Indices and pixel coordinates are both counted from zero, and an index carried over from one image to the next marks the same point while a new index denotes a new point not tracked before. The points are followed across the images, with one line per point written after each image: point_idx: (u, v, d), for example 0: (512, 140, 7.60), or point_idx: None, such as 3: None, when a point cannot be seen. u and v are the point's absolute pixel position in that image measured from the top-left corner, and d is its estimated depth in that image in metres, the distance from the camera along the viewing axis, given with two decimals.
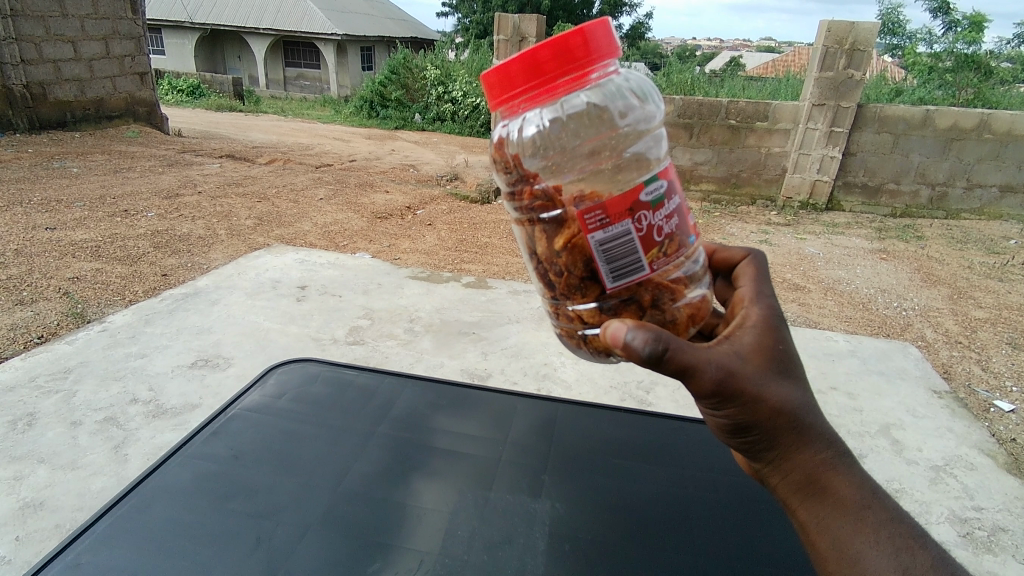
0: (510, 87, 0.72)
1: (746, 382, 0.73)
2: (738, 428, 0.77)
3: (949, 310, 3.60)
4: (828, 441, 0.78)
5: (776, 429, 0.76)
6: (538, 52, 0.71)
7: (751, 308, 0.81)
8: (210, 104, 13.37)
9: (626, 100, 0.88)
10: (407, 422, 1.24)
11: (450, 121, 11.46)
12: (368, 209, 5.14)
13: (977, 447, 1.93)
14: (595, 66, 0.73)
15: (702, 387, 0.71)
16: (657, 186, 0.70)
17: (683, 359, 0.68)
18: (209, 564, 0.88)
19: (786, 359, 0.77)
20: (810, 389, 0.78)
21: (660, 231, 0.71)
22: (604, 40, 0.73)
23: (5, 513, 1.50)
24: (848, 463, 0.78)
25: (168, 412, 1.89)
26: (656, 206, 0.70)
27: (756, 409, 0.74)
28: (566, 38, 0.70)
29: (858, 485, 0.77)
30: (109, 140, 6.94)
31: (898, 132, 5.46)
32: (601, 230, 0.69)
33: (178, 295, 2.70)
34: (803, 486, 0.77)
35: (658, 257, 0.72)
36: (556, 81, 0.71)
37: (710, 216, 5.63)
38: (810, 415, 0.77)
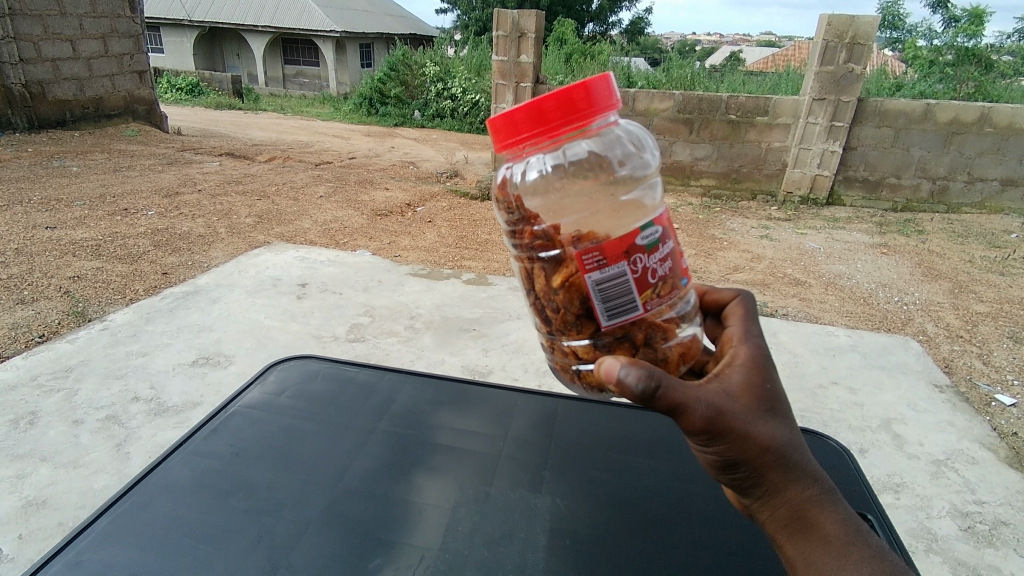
0: (515, 133, 0.73)
1: (734, 420, 0.74)
2: (727, 464, 0.78)
3: (950, 305, 3.60)
4: (814, 478, 0.79)
5: (763, 465, 0.77)
6: (544, 102, 0.72)
7: (740, 347, 0.83)
8: (210, 101, 13.33)
9: (625, 148, 0.91)
10: (408, 417, 1.24)
11: (450, 117, 11.44)
12: (368, 206, 5.14)
13: (978, 441, 1.93)
14: (596, 117, 0.74)
15: (693, 423, 0.72)
16: (652, 231, 0.70)
17: (675, 396, 0.69)
18: (210, 561, 0.88)
19: (772, 397, 0.78)
20: (797, 427, 0.80)
21: (654, 273, 0.72)
22: (606, 94, 0.74)
23: (7, 511, 1.50)
24: (834, 499, 0.79)
25: (169, 410, 1.90)
26: (651, 250, 0.70)
27: (744, 446, 0.75)
28: (569, 91, 0.71)
29: (842, 521, 0.78)
30: (108, 139, 6.94)
31: (899, 126, 5.45)
32: (598, 271, 0.69)
33: (178, 294, 2.69)
34: (790, 520, 0.78)
35: (652, 298, 0.72)
36: (559, 130, 0.72)
37: (710, 212, 5.63)
38: (797, 452, 0.78)
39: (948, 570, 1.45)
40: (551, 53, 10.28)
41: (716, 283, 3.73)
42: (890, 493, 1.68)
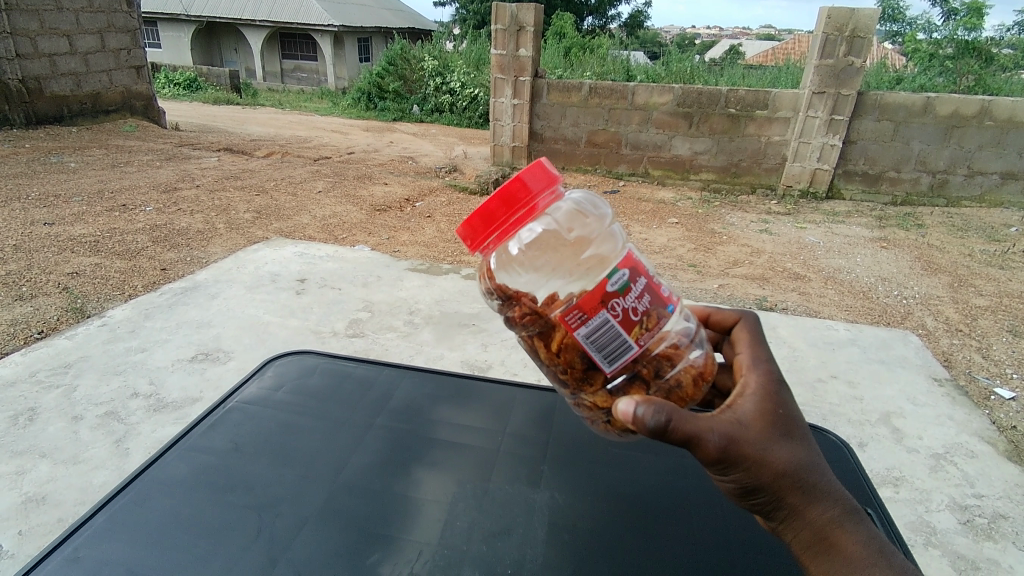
0: (479, 239, 0.80)
1: (748, 448, 0.76)
2: (747, 492, 0.80)
3: (949, 298, 3.60)
4: (834, 499, 0.80)
5: (782, 490, 0.78)
6: (489, 205, 0.79)
7: (751, 375, 0.85)
8: (208, 97, 13.29)
9: (574, 213, 0.94)
10: (406, 413, 1.24)
11: (449, 111, 11.41)
12: (367, 201, 5.13)
13: (977, 434, 1.93)
14: (540, 202, 0.80)
15: (708, 453, 0.74)
16: (620, 275, 0.72)
17: (688, 428, 0.71)
18: (208, 556, 0.88)
19: (786, 421, 0.80)
20: (814, 450, 0.81)
21: (636, 311, 0.73)
22: (544, 176, 0.80)
23: (7, 507, 1.50)
24: (856, 519, 0.79)
25: (169, 406, 1.89)
26: (624, 292, 0.72)
27: (761, 472, 0.77)
28: (508, 189, 0.78)
29: (865, 542, 0.78)
30: (106, 135, 6.92)
31: (898, 120, 5.43)
32: (583, 327, 0.72)
33: (177, 289, 2.69)
34: (813, 542, 0.78)
35: (642, 334, 0.75)
36: (513, 225, 0.79)
37: (710, 206, 5.62)
38: (814, 474, 0.79)
39: (947, 564, 1.45)
40: (550, 47, 10.23)
41: (716, 278, 3.74)
42: (889, 487, 1.68)
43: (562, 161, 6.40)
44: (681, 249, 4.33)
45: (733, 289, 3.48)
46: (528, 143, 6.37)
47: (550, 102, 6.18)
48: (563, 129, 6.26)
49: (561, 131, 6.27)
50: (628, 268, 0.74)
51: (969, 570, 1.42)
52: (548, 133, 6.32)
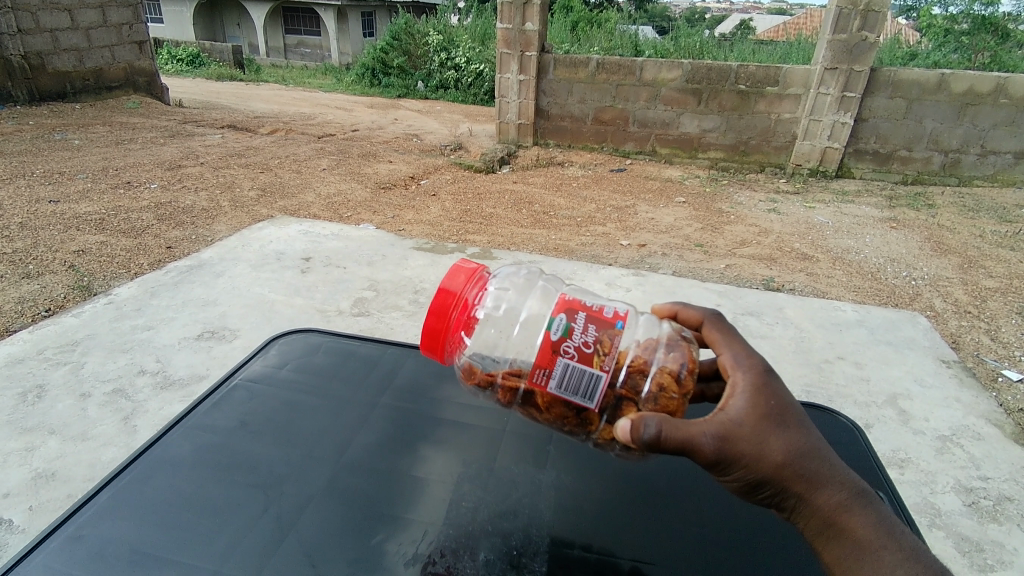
0: (440, 352, 0.93)
1: (743, 445, 0.76)
2: (751, 487, 0.80)
3: (958, 280, 3.56)
4: (839, 481, 0.79)
5: (784, 480, 0.78)
6: (428, 322, 0.92)
7: (737, 373, 0.83)
8: (210, 73, 13.17)
9: (501, 289, 1.05)
10: (411, 391, 1.24)
11: (454, 88, 11.28)
12: (372, 179, 5.10)
13: (984, 417, 1.92)
14: (465, 298, 0.93)
15: (706, 456, 0.75)
16: (558, 322, 0.82)
17: (682, 437, 0.72)
18: (214, 534, 0.88)
19: (782, 412, 0.79)
20: (813, 435, 0.80)
21: (587, 344, 0.81)
22: (459, 276, 0.94)
23: (18, 483, 1.52)
24: (864, 500, 0.79)
25: (176, 383, 1.91)
26: (569, 333, 0.81)
27: (761, 467, 0.77)
28: (434, 304, 0.92)
29: (873, 523, 0.77)
30: (110, 111, 6.88)
31: (912, 97, 5.33)
32: (551, 379, 0.82)
33: (183, 268, 2.69)
34: (822, 527, 0.78)
35: (604, 360, 0.81)
36: (455, 326, 0.93)
37: (718, 184, 5.55)
38: (815, 460, 0.79)
39: (952, 545, 1.45)
40: (558, 21, 10.07)
41: (723, 258, 3.70)
42: (895, 468, 1.68)
43: (569, 139, 6.32)
44: (688, 229, 4.29)
45: (741, 270, 3.46)
46: (534, 120, 6.29)
47: (557, 78, 6.08)
48: (570, 106, 6.17)
49: (567, 108, 6.18)
50: (563, 313, 0.83)
51: (973, 552, 1.43)
52: (555, 110, 6.23)
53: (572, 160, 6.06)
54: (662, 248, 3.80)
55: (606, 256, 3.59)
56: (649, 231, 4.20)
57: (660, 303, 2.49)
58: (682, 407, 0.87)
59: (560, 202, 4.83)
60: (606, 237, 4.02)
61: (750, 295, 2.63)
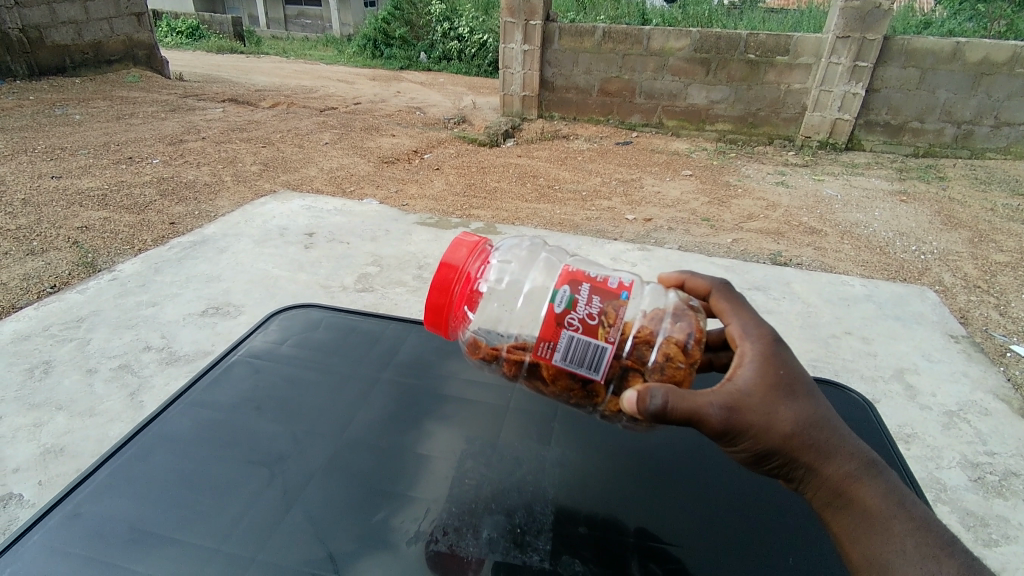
0: (444, 329, 0.91)
1: (751, 415, 0.75)
2: (758, 458, 0.79)
3: (968, 254, 3.51)
4: (849, 452, 0.78)
5: (792, 450, 0.77)
6: (431, 298, 0.90)
7: (745, 343, 0.82)
8: (211, 45, 12.98)
9: (504, 261, 1.04)
10: (414, 367, 1.23)
11: (457, 59, 11.09)
12: (375, 153, 5.05)
13: (991, 392, 1.91)
14: (468, 272, 0.91)
15: (713, 427, 0.74)
16: (562, 294, 0.81)
17: (688, 408, 0.71)
18: (213, 512, 0.89)
19: (790, 381, 0.78)
20: (821, 405, 0.79)
21: (591, 315, 0.80)
22: (460, 249, 0.92)
23: (27, 458, 1.54)
24: (875, 471, 0.78)
25: (181, 359, 1.91)
26: (573, 305, 0.80)
27: (769, 437, 0.76)
28: (437, 280, 0.90)
29: (885, 493, 0.76)
30: (110, 85, 6.80)
31: (925, 66, 5.20)
32: (556, 352, 0.81)
33: (186, 243, 2.68)
34: (831, 498, 0.77)
35: (609, 331, 0.80)
36: (459, 301, 0.90)
37: (725, 157, 5.47)
38: (823, 431, 0.78)
39: (956, 520, 1.45)
40: None
41: (730, 232, 3.66)
42: (900, 443, 1.67)
43: (574, 112, 6.21)
44: (695, 203, 4.24)
45: (747, 244, 3.42)
46: (539, 92, 6.17)
47: (562, 48, 5.95)
48: (575, 77, 6.05)
49: (573, 79, 6.06)
50: (567, 284, 0.81)
51: (977, 526, 1.43)
52: (560, 82, 6.11)
53: (578, 133, 5.97)
54: (668, 223, 3.76)
55: (611, 230, 3.56)
56: (655, 205, 4.16)
57: None
58: (689, 377, 0.86)
59: (565, 175, 4.77)
60: (611, 211, 3.97)
61: (757, 269, 2.60)
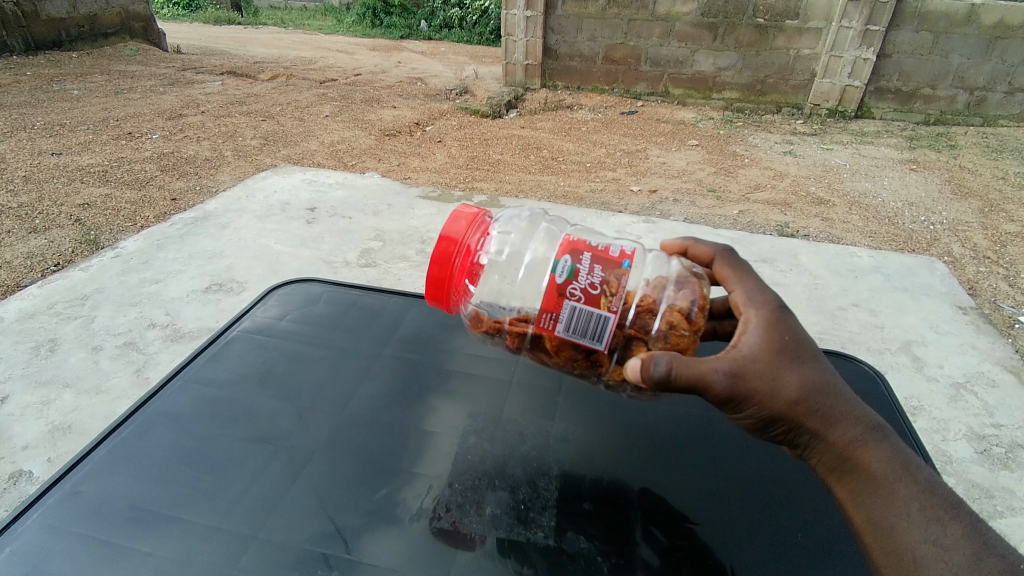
0: (447, 303, 0.90)
1: (756, 382, 0.74)
2: (764, 424, 0.78)
3: (978, 224, 3.46)
4: (856, 416, 0.77)
5: (797, 417, 0.76)
6: (433, 273, 0.89)
7: (750, 310, 0.80)
8: (208, 16, 12.72)
9: (503, 232, 1.02)
10: (415, 343, 1.22)
11: (458, 28, 10.89)
12: (375, 126, 4.98)
13: (999, 363, 1.89)
14: (469, 245, 0.89)
15: (718, 394, 0.73)
16: (563, 265, 0.79)
17: (690, 375, 0.70)
18: (214, 490, 0.89)
19: (795, 348, 0.77)
20: (827, 372, 0.78)
21: (593, 285, 0.78)
22: (459, 222, 0.90)
23: (35, 436, 1.56)
24: (880, 436, 0.77)
25: (185, 336, 1.92)
26: (574, 275, 0.79)
27: (775, 403, 0.75)
28: (438, 254, 0.88)
29: (890, 458, 0.75)
30: (107, 59, 6.69)
31: (939, 30, 5.06)
32: (559, 324, 0.80)
33: (188, 219, 2.66)
34: (837, 463, 0.77)
35: (611, 300, 0.78)
36: (460, 275, 0.89)
37: (732, 126, 5.36)
38: (829, 396, 0.77)
39: (960, 492, 1.46)
40: None
41: (737, 203, 3.61)
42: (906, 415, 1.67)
43: (578, 80, 6.07)
44: (701, 173, 4.18)
45: (754, 215, 3.38)
46: (542, 61, 6.04)
47: (565, 14, 5.79)
48: (579, 44, 5.90)
49: (577, 46, 5.91)
50: (568, 254, 0.79)
51: (981, 498, 1.44)
52: (563, 49, 5.96)
53: (582, 102, 5.85)
54: (673, 194, 3.71)
55: (616, 203, 3.51)
56: (660, 176, 4.10)
57: None
58: (693, 345, 0.85)
59: (569, 146, 4.70)
60: (615, 182, 3.92)
61: (764, 241, 2.56)
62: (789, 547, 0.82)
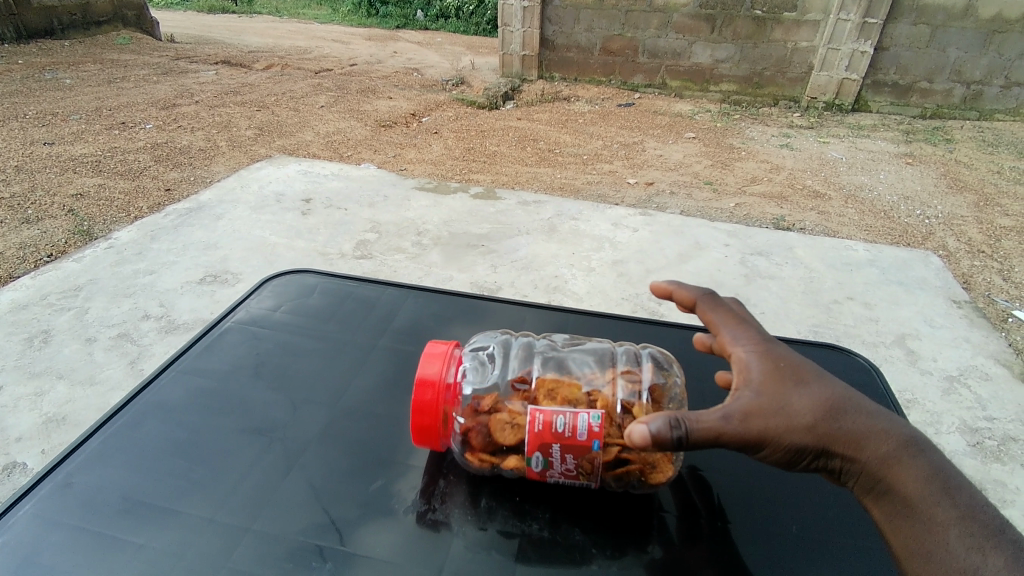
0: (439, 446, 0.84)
1: (767, 418, 0.67)
2: (789, 461, 0.70)
3: (973, 218, 3.47)
4: (884, 433, 0.69)
5: (822, 445, 0.68)
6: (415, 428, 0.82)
7: (737, 350, 0.75)
8: (201, 4, 12.58)
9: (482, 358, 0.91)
10: (410, 334, 1.21)
11: (455, 18, 10.80)
12: (371, 116, 4.95)
13: (993, 357, 1.91)
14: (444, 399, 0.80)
15: (731, 440, 0.66)
16: (535, 460, 0.75)
17: (697, 428, 0.63)
18: (208, 481, 0.88)
19: (798, 373, 0.71)
20: (841, 390, 0.71)
21: (569, 470, 0.76)
22: (427, 385, 0.79)
23: (29, 427, 1.55)
24: (915, 450, 0.69)
25: (180, 327, 1.91)
26: (548, 466, 0.76)
27: (794, 436, 0.68)
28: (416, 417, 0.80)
29: (927, 474, 0.68)
30: (99, 48, 6.62)
31: (936, 23, 5.05)
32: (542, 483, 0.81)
33: (182, 210, 2.64)
34: (872, 487, 0.69)
35: (589, 478, 0.77)
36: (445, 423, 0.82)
37: (729, 119, 5.35)
38: (849, 415, 0.69)
39: None
40: None
41: (733, 196, 3.61)
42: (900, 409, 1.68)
43: (575, 72, 6.04)
44: (698, 166, 4.17)
45: (750, 208, 3.38)
46: (539, 52, 6.00)
47: (563, 5, 5.75)
48: (576, 35, 5.87)
49: (574, 38, 5.88)
50: (537, 450, 0.75)
51: None
52: (561, 40, 5.93)
53: (579, 94, 5.83)
54: (670, 187, 3.71)
55: (612, 195, 3.51)
56: (657, 169, 4.09)
57: (667, 245, 2.45)
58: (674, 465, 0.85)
59: (566, 138, 4.68)
60: (612, 175, 3.91)
61: (760, 234, 2.56)
62: (784, 541, 0.82)
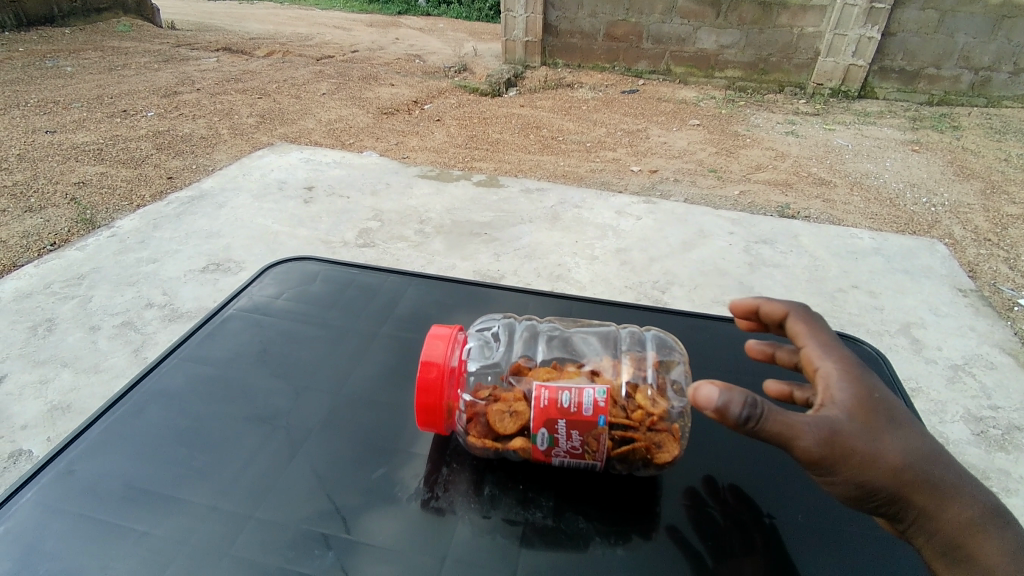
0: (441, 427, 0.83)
1: (853, 441, 0.65)
2: (862, 496, 0.68)
3: (980, 206, 3.44)
4: (971, 497, 0.66)
5: (904, 489, 0.66)
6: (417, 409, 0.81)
7: (825, 362, 0.73)
8: None
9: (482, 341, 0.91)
10: (412, 322, 1.21)
11: (457, 3, 10.69)
12: (373, 104, 4.91)
13: (998, 346, 1.90)
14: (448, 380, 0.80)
15: (809, 450, 0.64)
16: (541, 437, 0.75)
17: (779, 425, 0.62)
18: (210, 469, 0.89)
19: (892, 409, 0.68)
20: (935, 442, 0.68)
21: (574, 447, 0.76)
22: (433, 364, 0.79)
23: (35, 415, 1.56)
24: (1001, 522, 0.66)
25: (183, 316, 1.91)
26: (554, 443, 0.75)
27: (877, 472, 0.65)
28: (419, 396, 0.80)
29: (1013, 550, 0.64)
30: (100, 35, 6.58)
31: (945, 8, 4.98)
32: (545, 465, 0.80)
33: (184, 199, 2.63)
34: (948, 548, 0.66)
35: (595, 455, 0.76)
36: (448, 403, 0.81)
37: (734, 105, 5.30)
38: (939, 468, 0.66)
39: None
40: None
41: (738, 184, 3.58)
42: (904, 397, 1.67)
43: (578, 58, 5.99)
44: (702, 153, 4.14)
45: (755, 196, 3.35)
46: (542, 38, 5.94)
47: None
48: (580, 21, 5.81)
49: (577, 23, 5.82)
50: (543, 426, 0.74)
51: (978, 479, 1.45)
52: (564, 26, 5.87)
53: (582, 81, 5.77)
54: (674, 175, 3.68)
55: (616, 183, 3.49)
56: (660, 156, 4.06)
57: (670, 234, 2.44)
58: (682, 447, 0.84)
59: (569, 126, 4.65)
60: (615, 162, 3.89)
61: (764, 222, 2.55)
62: (788, 528, 0.82)
